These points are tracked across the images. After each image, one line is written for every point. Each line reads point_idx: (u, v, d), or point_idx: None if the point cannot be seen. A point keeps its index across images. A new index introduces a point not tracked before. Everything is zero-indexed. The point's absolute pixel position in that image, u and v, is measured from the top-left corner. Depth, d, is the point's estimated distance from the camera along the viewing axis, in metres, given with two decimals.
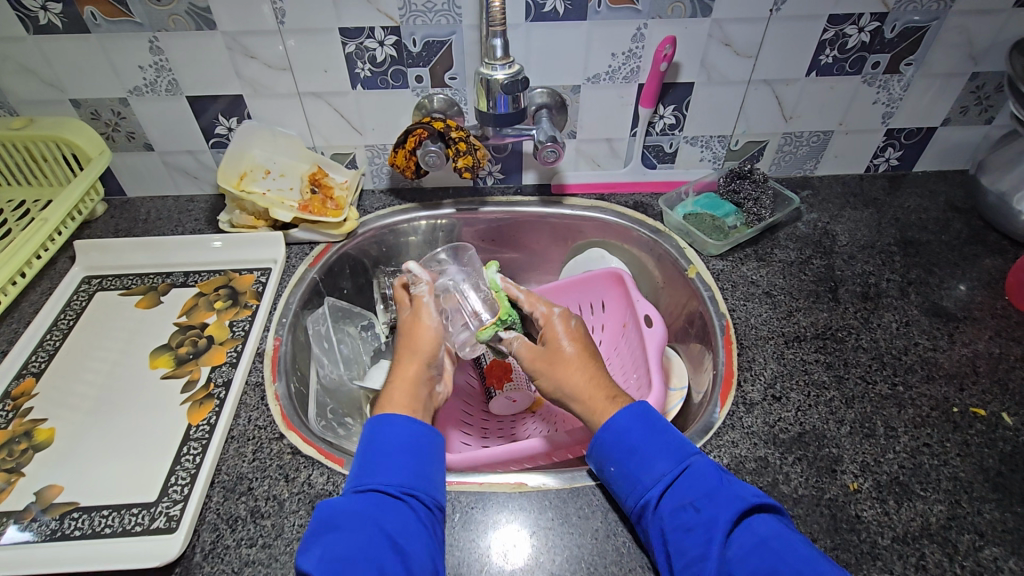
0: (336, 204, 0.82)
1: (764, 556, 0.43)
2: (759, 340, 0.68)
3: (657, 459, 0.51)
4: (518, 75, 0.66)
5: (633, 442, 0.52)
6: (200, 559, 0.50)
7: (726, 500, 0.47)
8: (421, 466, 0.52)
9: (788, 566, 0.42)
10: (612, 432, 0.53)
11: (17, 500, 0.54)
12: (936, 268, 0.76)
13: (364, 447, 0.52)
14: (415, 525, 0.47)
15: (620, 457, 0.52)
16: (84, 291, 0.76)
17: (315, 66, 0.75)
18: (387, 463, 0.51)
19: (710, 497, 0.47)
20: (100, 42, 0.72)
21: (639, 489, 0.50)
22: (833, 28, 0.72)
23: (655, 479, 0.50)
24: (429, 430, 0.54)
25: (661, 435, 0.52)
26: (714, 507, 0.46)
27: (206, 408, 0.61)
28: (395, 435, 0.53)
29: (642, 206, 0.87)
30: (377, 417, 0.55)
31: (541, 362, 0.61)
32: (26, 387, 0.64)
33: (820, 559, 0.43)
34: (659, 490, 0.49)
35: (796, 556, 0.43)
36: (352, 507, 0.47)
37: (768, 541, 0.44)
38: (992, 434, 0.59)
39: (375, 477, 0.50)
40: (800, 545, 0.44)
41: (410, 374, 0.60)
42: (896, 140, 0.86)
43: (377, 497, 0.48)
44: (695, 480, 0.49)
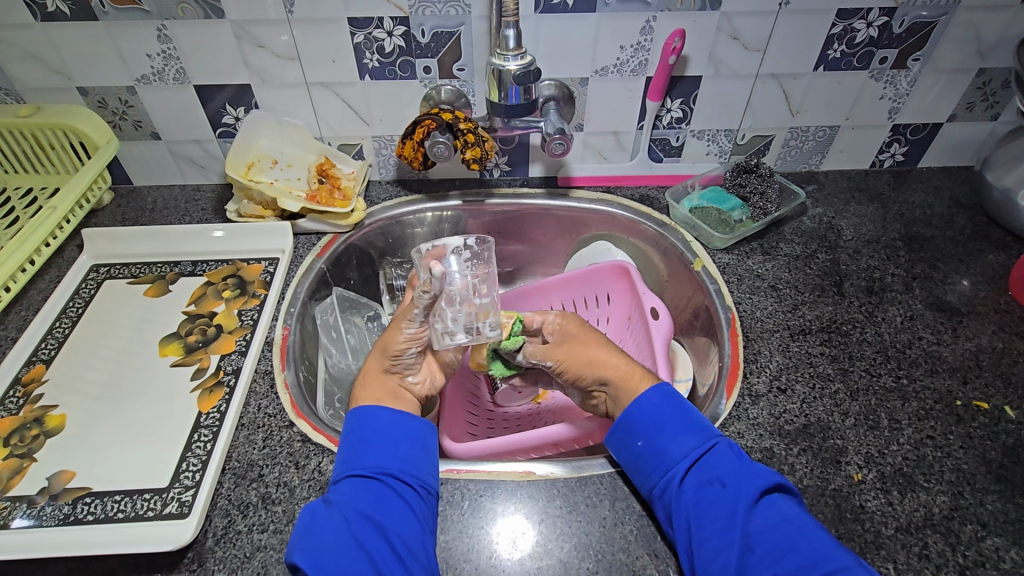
0: (343, 194, 0.82)
1: (786, 534, 0.45)
2: (765, 333, 0.69)
3: (687, 434, 0.52)
4: (530, 66, 0.66)
5: (663, 419, 0.53)
6: (212, 544, 0.51)
7: (749, 479, 0.48)
8: (397, 448, 0.52)
9: (809, 543, 0.44)
10: (643, 408, 0.54)
11: (29, 486, 0.55)
12: (940, 264, 0.77)
13: (344, 438, 0.54)
14: (391, 503, 0.48)
15: (650, 431, 0.53)
16: (92, 280, 0.76)
17: (323, 56, 0.75)
18: (361, 449, 0.52)
19: (737, 473, 0.49)
20: (108, 30, 0.72)
21: (667, 463, 0.51)
22: (842, 23, 0.72)
23: (682, 454, 0.51)
24: (401, 413, 0.55)
25: (686, 414, 0.54)
26: (740, 483, 0.48)
27: (216, 395, 0.62)
28: (366, 422, 0.53)
29: (648, 199, 0.88)
30: (353, 409, 0.56)
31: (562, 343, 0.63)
32: (36, 374, 0.64)
33: (828, 543, 0.44)
34: (687, 465, 0.50)
35: (815, 534, 0.45)
36: (332, 497, 0.49)
37: (791, 518, 0.46)
38: (995, 427, 0.59)
39: (354, 466, 0.51)
40: (806, 523, 0.46)
41: (377, 368, 0.59)
42: (902, 136, 0.86)
43: (353, 483, 0.50)
44: (722, 458, 0.50)
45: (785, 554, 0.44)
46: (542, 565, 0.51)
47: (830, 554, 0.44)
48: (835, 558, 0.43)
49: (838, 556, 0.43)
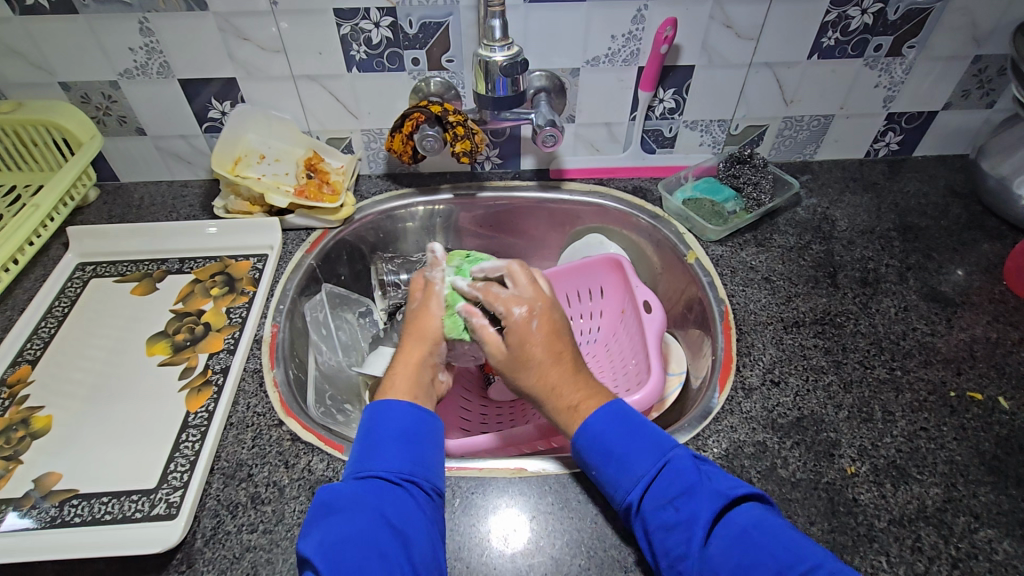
0: (332, 189, 0.81)
1: (747, 548, 0.43)
2: (758, 325, 0.68)
3: (636, 458, 0.49)
4: (516, 57, 0.65)
5: (611, 446, 0.50)
6: (202, 544, 0.50)
7: (704, 497, 0.46)
8: (422, 452, 0.51)
9: (767, 559, 0.42)
10: (588, 436, 0.52)
11: (16, 487, 0.54)
12: (935, 253, 0.76)
13: (365, 430, 0.52)
14: (414, 512, 0.47)
15: (601, 460, 0.51)
16: (78, 278, 0.75)
17: (310, 48, 0.73)
18: (387, 449, 0.50)
19: (690, 493, 0.46)
20: (89, 23, 0.70)
21: (621, 490, 0.49)
22: (836, 10, 0.71)
23: (634, 480, 0.49)
24: (429, 415, 0.54)
25: (638, 433, 0.51)
26: (694, 504, 0.46)
27: (204, 394, 0.61)
28: (393, 418, 0.52)
29: (641, 191, 0.87)
30: (377, 400, 0.54)
31: (507, 363, 0.58)
32: (22, 374, 0.64)
33: (800, 545, 0.43)
34: (640, 492, 0.48)
35: (775, 546, 0.42)
36: (352, 493, 0.47)
37: (747, 531, 0.44)
38: (989, 418, 0.59)
39: (374, 464, 0.49)
40: (781, 535, 0.43)
41: (415, 359, 0.59)
42: (897, 124, 0.86)
43: (377, 484, 0.48)
44: (674, 477, 0.48)
45: (746, 572, 0.42)
46: (534, 562, 0.51)
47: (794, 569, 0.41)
48: (805, 565, 0.41)
49: (805, 569, 0.41)
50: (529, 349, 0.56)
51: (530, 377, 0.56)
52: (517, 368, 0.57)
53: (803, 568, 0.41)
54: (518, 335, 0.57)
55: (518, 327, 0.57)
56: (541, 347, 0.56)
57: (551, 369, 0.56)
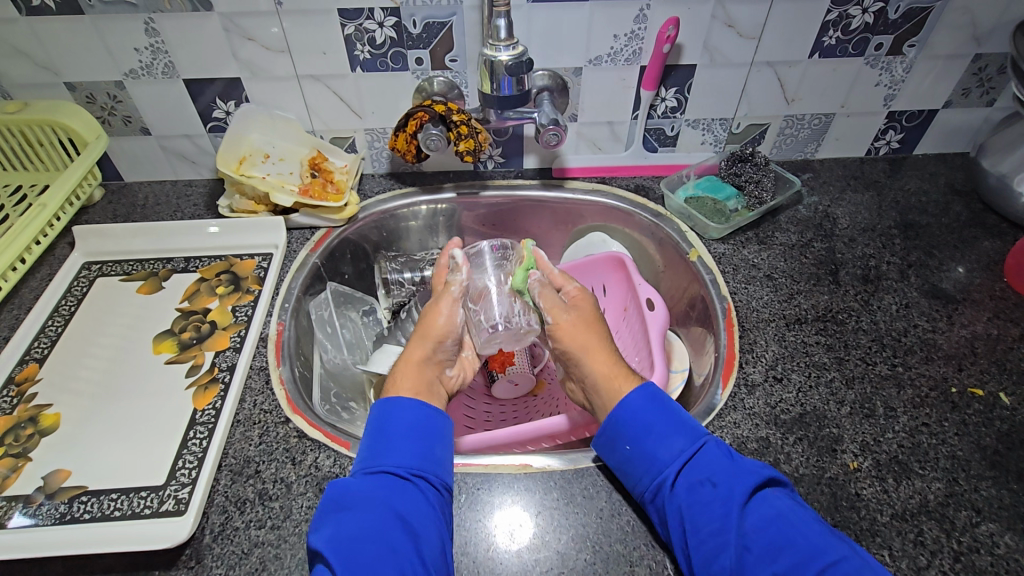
0: (337, 187, 0.82)
1: (781, 529, 0.44)
2: (761, 323, 0.69)
3: (674, 436, 0.51)
4: (522, 57, 0.65)
5: (649, 420, 0.52)
6: (210, 540, 0.51)
7: (741, 476, 0.47)
8: (431, 448, 0.51)
9: (804, 540, 0.43)
10: (626, 410, 0.53)
11: (24, 485, 0.54)
12: (936, 251, 0.77)
13: (375, 427, 0.52)
14: (424, 507, 0.47)
15: (637, 435, 0.52)
16: (84, 277, 0.75)
17: (314, 48, 0.74)
18: (396, 446, 0.50)
19: (727, 473, 0.48)
20: (94, 24, 0.71)
21: (656, 466, 0.50)
22: (837, 9, 0.72)
23: (671, 456, 0.50)
24: (438, 412, 0.54)
25: (675, 415, 0.53)
26: (731, 482, 0.47)
27: (211, 392, 0.62)
28: (401, 415, 0.52)
29: (643, 189, 0.87)
30: (383, 399, 0.55)
31: (566, 324, 0.61)
32: (29, 373, 0.64)
33: (829, 533, 0.44)
34: (676, 468, 0.49)
35: (809, 529, 0.44)
36: (363, 489, 0.47)
37: (783, 514, 0.45)
38: (990, 413, 0.59)
39: (384, 460, 0.49)
40: (809, 520, 0.45)
41: (418, 357, 0.59)
42: (898, 123, 0.86)
43: (386, 479, 0.48)
44: (710, 458, 0.49)
45: (781, 551, 0.43)
46: (540, 557, 0.51)
47: (827, 549, 0.42)
48: (836, 552, 0.42)
49: (838, 556, 0.41)
50: (580, 311, 0.63)
51: (579, 339, 0.60)
52: (566, 328, 0.61)
53: (837, 556, 0.41)
54: (575, 299, 0.64)
55: (579, 296, 0.64)
56: (592, 311, 0.63)
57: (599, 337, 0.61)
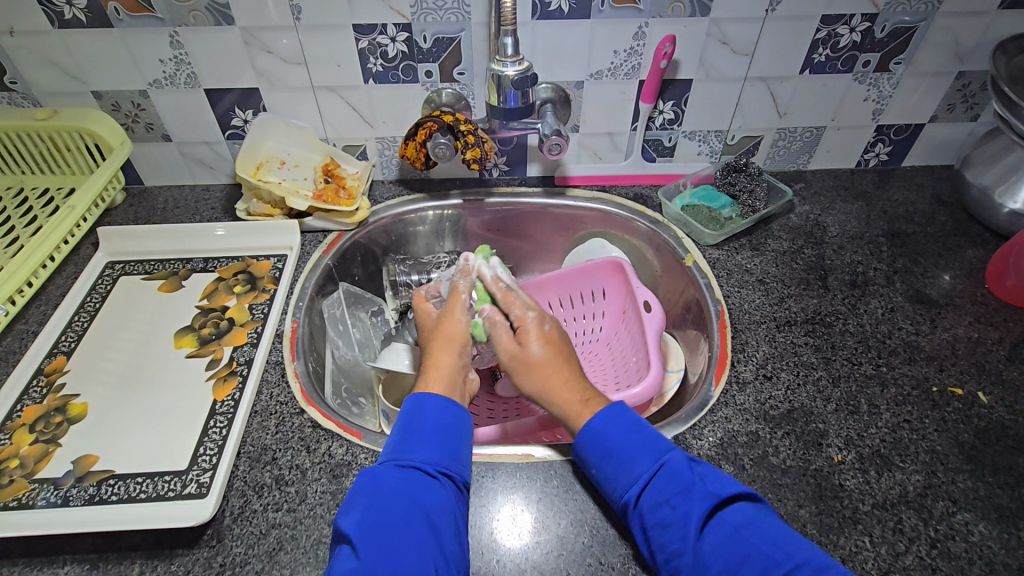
0: (349, 193, 0.85)
1: (739, 544, 0.46)
2: (752, 324, 0.72)
3: (635, 460, 0.52)
4: (528, 71, 0.69)
5: (610, 445, 0.54)
6: (230, 522, 0.54)
7: (698, 496, 0.49)
8: (455, 448, 0.55)
9: (758, 553, 0.45)
10: (588, 435, 0.55)
11: (55, 468, 0.58)
12: (921, 258, 0.80)
13: (404, 422, 0.56)
14: (448, 503, 0.50)
15: (600, 459, 0.54)
16: (108, 276, 0.79)
17: (329, 60, 0.78)
18: (424, 442, 0.53)
19: (685, 494, 0.49)
20: (123, 36, 0.75)
21: (621, 487, 0.52)
22: (826, 28, 0.76)
23: (632, 480, 0.52)
24: (462, 413, 0.57)
25: (639, 434, 0.54)
26: (688, 503, 0.49)
27: (229, 384, 0.65)
28: (432, 414, 0.56)
29: (642, 198, 0.91)
30: (413, 395, 0.58)
31: (514, 364, 0.62)
32: (58, 365, 0.68)
33: (795, 542, 0.46)
34: (637, 490, 0.51)
35: (768, 542, 0.45)
36: (392, 481, 0.50)
37: (740, 530, 0.47)
38: (968, 411, 0.63)
39: (412, 456, 0.52)
40: (772, 530, 0.47)
41: (446, 362, 0.62)
42: (886, 136, 0.90)
43: (414, 474, 0.51)
44: (669, 477, 0.51)
45: (740, 565, 0.45)
46: (541, 539, 0.54)
47: (784, 563, 0.44)
48: (794, 561, 0.44)
49: (791, 565, 0.43)
50: (531, 353, 0.62)
51: (533, 379, 0.60)
52: (521, 372, 0.62)
53: (790, 566, 0.43)
54: (524, 339, 0.63)
55: (526, 329, 0.64)
56: (543, 349, 0.62)
57: (553, 369, 0.60)
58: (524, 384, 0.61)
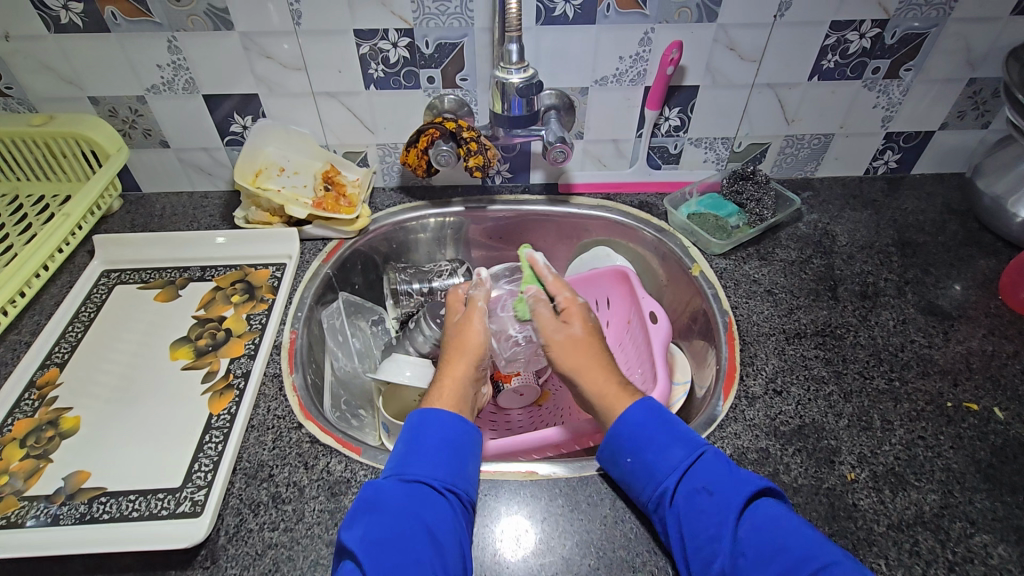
0: (349, 201, 0.84)
1: (775, 535, 0.46)
2: (761, 336, 0.71)
3: (673, 446, 0.53)
4: (533, 79, 0.68)
5: (647, 434, 0.54)
6: (225, 542, 0.52)
7: (736, 486, 0.49)
8: (461, 463, 0.53)
9: (796, 548, 0.44)
10: (627, 426, 0.55)
11: (46, 485, 0.56)
12: (932, 269, 0.79)
13: (409, 435, 0.54)
14: (452, 522, 0.49)
15: (636, 449, 0.54)
16: (103, 285, 0.77)
17: (329, 66, 0.77)
18: (429, 456, 0.52)
19: (722, 482, 0.49)
20: (120, 41, 0.74)
21: (655, 478, 0.52)
22: (835, 34, 0.74)
23: (668, 467, 0.52)
24: (469, 428, 0.56)
25: (673, 425, 0.54)
26: (726, 492, 0.49)
27: (226, 398, 0.63)
28: (437, 429, 0.54)
29: (647, 206, 0.90)
30: (421, 409, 0.57)
31: (558, 342, 0.65)
32: (50, 377, 0.66)
33: (821, 543, 0.45)
34: (675, 479, 0.51)
35: (803, 538, 0.45)
36: (395, 495, 0.49)
37: (777, 522, 0.47)
38: (985, 428, 0.61)
39: (417, 469, 0.51)
40: (804, 530, 0.46)
41: (459, 373, 0.62)
42: (895, 143, 0.88)
43: (418, 489, 0.50)
44: (709, 469, 0.51)
45: (778, 555, 0.44)
46: (545, 562, 0.52)
47: (819, 557, 0.43)
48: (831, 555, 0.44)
49: (825, 562, 0.43)
50: (574, 331, 0.65)
51: (575, 357, 0.63)
52: (563, 348, 0.64)
53: (826, 560, 0.43)
54: (569, 318, 0.67)
55: (571, 310, 0.67)
56: (583, 329, 0.65)
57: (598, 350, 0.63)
58: (562, 361, 0.64)
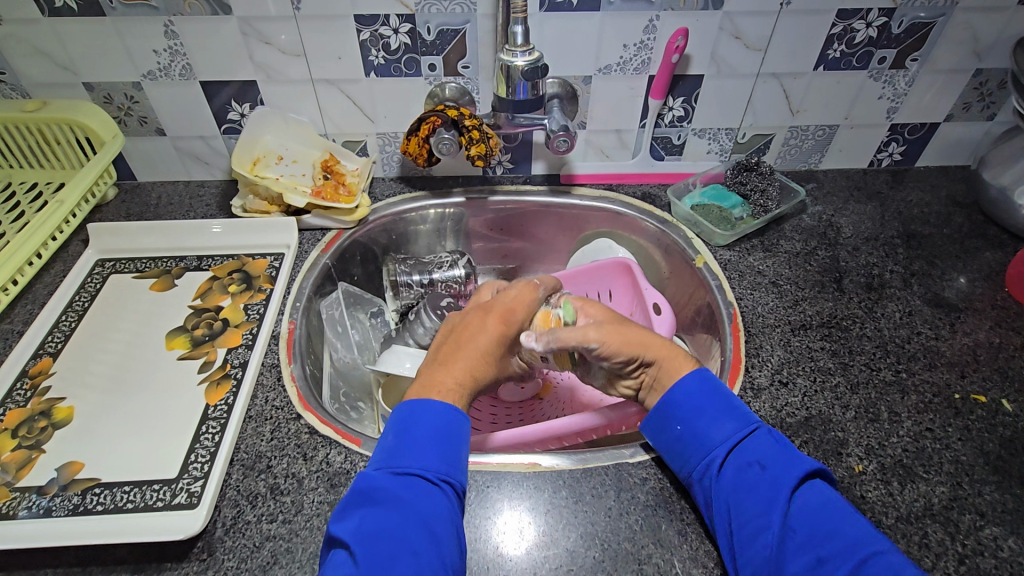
0: (348, 190, 0.82)
1: (829, 518, 0.44)
2: (766, 328, 0.70)
3: (726, 420, 0.51)
4: (538, 62, 0.67)
5: (701, 403, 0.52)
6: (222, 533, 0.51)
7: (792, 464, 0.48)
8: (453, 451, 0.50)
9: (850, 530, 0.43)
10: (680, 392, 0.53)
11: (38, 476, 0.55)
12: (938, 261, 0.78)
13: (400, 425, 0.51)
14: (446, 514, 0.47)
15: (689, 416, 0.52)
16: (97, 274, 0.76)
17: (330, 53, 0.75)
18: (420, 447, 0.49)
19: (777, 458, 0.48)
20: (116, 25, 0.72)
21: (705, 447, 0.51)
22: (842, 23, 0.74)
23: (720, 439, 0.50)
24: (461, 416, 0.52)
25: (728, 400, 0.53)
26: (781, 467, 0.47)
27: (223, 388, 0.62)
28: (428, 419, 0.51)
29: (649, 197, 0.89)
30: (408, 401, 0.53)
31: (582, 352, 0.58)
32: (43, 366, 0.65)
33: (869, 532, 0.44)
34: (725, 450, 0.50)
35: (856, 524, 0.44)
36: (387, 488, 0.47)
37: (830, 506, 0.45)
38: (993, 420, 0.60)
39: (408, 461, 0.48)
40: (853, 518, 0.44)
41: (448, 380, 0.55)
42: (900, 135, 0.88)
43: (411, 481, 0.48)
44: (762, 443, 0.50)
45: (830, 536, 0.43)
46: (550, 554, 0.51)
47: (871, 544, 0.42)
48: (880, 547, 0.42)
49: (880, 548, 0.42)
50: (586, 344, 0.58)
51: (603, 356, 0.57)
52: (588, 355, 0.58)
53: (878, 548, 0.42)
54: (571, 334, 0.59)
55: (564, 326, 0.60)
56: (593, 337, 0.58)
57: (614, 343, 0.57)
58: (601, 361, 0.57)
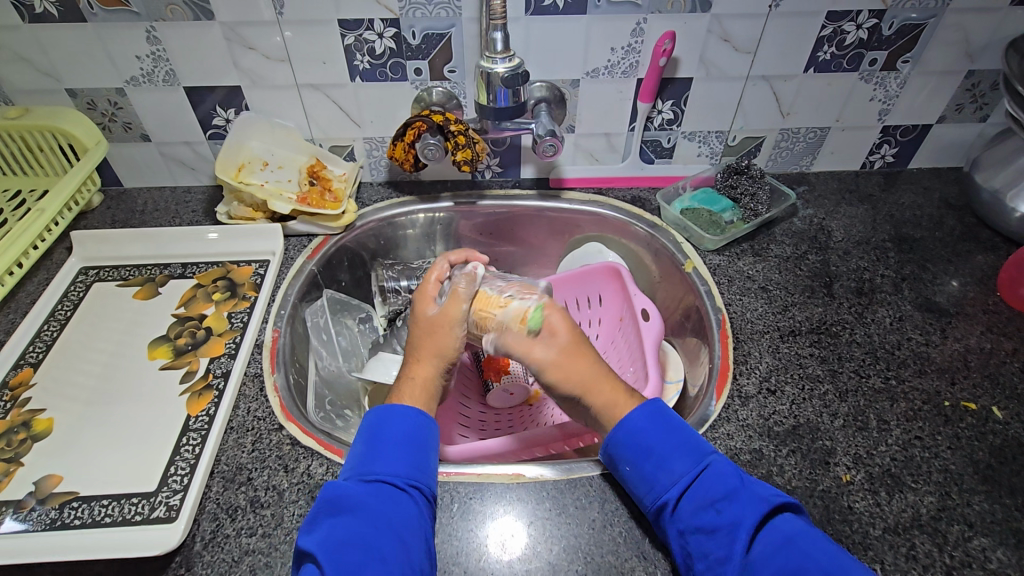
0: (334, 196, 0.81)
1: (791, 555, 0.43)
2: (755, 334, 0.69)
3: (675, 459, 0.50)
4: (518, 69, 0.66)
5: (647, 443, 0.51)
6: (200, 548, 0.51)
7: (748, 501, 0.47)
8: (423, 457, 0.52)
9: (814, 566, 0.42)
10: (627, 433, 0.52)
11: (15, 490, 0.54)
12: (929, 265, 0.77)
13: (369, 434, 0.52)
14: (415, 518, 0.47)
15: (637, 457, 0.52)
16: (80, 283, 0.75)
17: (314, 58, 0.75)
18: (388, 452, 0.51)
19: (731, 497, 0.47)
20: (97, 31, 0.71)
21: (657, 489, 0.50)
22: (832, 24, 0.73)
23: (671, 481, 0.49)
24: (431, 421, 0.54)
25: (679, 434, 0.52)
26: (735, 508, 0.46)
27: (205, 398, 0.62)
28: (397, 425, 0.52)
29: (639, 201, 0.88)
30: (379, 406, 0.55)
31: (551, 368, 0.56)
32: (24, 377, 0.64)
33: (843, 556, 0.43)
34: (677, 492, 0.49)
35: (820, 554, 0.43)
36: (357, 494, 0.47)
37: (793, 541, 0.44)
38: (983, 427, 0.59)
39: (377, 467, 0.50)
40: (822, 545, 0.44)
41: (424, 375, 0.58)
42: (892, 137, 0.87)
43: (379, 487, 0.48)
44: (715, 480, 0.49)
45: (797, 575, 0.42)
46: (532, 567, 0.51)
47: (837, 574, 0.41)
48: None
49: None
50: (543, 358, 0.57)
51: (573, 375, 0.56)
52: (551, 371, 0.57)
53: None
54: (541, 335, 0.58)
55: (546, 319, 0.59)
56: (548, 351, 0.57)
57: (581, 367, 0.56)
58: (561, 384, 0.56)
